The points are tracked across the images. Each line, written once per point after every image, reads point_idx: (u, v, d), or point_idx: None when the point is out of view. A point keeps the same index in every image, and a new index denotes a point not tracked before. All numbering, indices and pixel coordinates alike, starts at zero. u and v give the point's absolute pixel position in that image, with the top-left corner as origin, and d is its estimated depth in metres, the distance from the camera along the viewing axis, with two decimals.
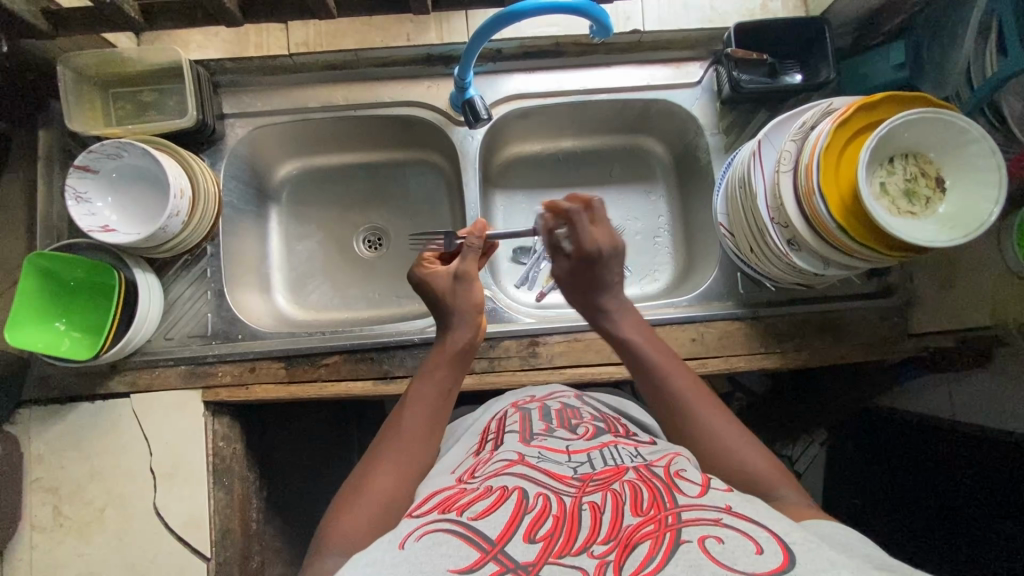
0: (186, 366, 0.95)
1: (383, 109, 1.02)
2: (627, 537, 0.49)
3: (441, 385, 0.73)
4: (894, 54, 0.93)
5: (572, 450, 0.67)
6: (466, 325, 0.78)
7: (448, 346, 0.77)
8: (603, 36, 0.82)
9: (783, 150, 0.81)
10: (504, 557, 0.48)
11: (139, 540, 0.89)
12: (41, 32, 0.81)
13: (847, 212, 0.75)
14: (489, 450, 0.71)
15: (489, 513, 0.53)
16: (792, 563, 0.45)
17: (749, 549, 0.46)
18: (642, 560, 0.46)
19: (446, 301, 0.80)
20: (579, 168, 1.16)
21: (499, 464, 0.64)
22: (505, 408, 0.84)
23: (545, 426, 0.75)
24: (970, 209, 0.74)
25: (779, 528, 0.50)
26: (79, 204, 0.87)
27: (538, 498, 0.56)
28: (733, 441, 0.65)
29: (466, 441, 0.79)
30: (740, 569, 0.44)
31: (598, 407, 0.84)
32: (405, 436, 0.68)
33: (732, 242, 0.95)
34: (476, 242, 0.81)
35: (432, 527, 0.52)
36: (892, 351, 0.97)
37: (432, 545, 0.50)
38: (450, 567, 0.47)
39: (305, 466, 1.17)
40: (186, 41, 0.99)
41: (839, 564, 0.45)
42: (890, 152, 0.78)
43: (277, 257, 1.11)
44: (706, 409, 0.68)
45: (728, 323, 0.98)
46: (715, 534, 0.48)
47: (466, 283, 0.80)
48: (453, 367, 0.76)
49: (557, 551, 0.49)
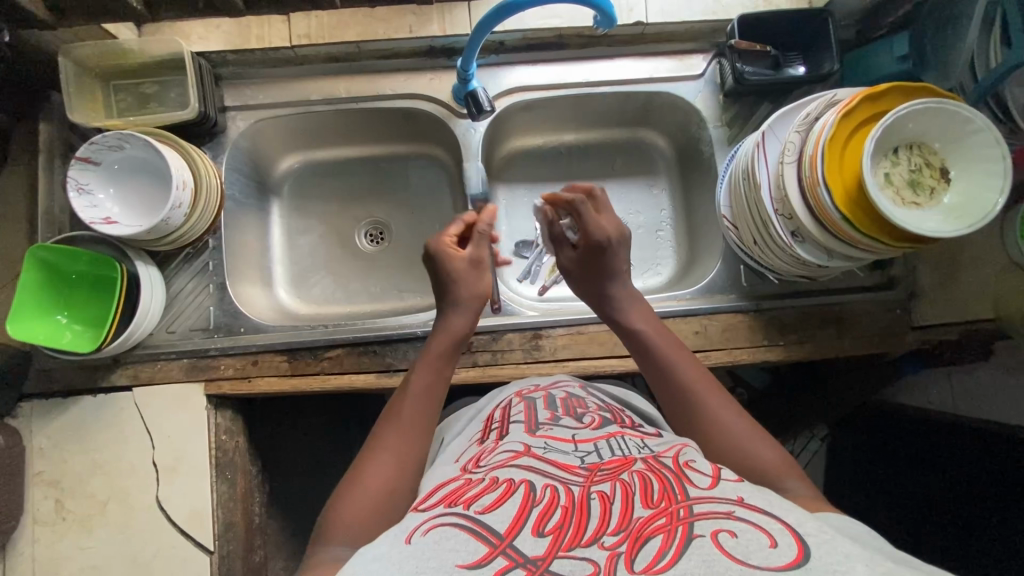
0: (188, 359, 0.95)
1: (385, 102, 1.02)
2: (638, 529, 0.49)
3: (438, 373, 0.73)
4: (897, 46, 0.93)
5: (579, 440, 0.68)
6: (463, 311, 0.78)
7: (446, 331, 0.76)
8: (607, 27, 0.81)
9: (787, 141, 0.82)
10: (512, 551, 0.48)
11: (141, 533, 0.89)
12: (42, 22, 0.80)
13: (852, 203, 0.75)
14: (494, 439, 0.71)
15: (496, 506, 0.53)
16: (808, 557, 0.45)
17: (763, 542, 0.46)
18: (655, 555, 0.46)
19: (447, 284, 0.78)
20: (580, 161, 1.16)
21: (505, 455, 0.64)
22: (509, 397, 0.84)
23: (551, 415, 0.75)
24: (975, 199, 0.74)
25: (793, 520, 0.50)
26: (80, 196, 0.86)
27: (546, 490, 0.56)
28: (739, 428, 0.65)
29: (469, 429, 0.79)
30: (754, 563, 0.44)
31: (603, 399, 0.84)
32: (406, 422, 0.68)
33: (735, 235, 0.95)
34: (487, 229, 0.80)
35: (438, 522, 0.52)
36: (895, 344, 0.97)
37: (439, 539, 0.49)
38: (459, 561, 0.47)
39: (306, 460, 1.17)
40: (187, 33, 0.97)
41: (853, 556, 0.45)
42: (895, 143, 0.78)
43: (279, 251, 1.11)
44: (712, 396, 0.68)
45: (731, 316, 0.98)
46: (727, 528, 0.48)
47: (478, 273, 0.79)
48: (449, 354, 0.75)
49: (566, 544, 0.48)
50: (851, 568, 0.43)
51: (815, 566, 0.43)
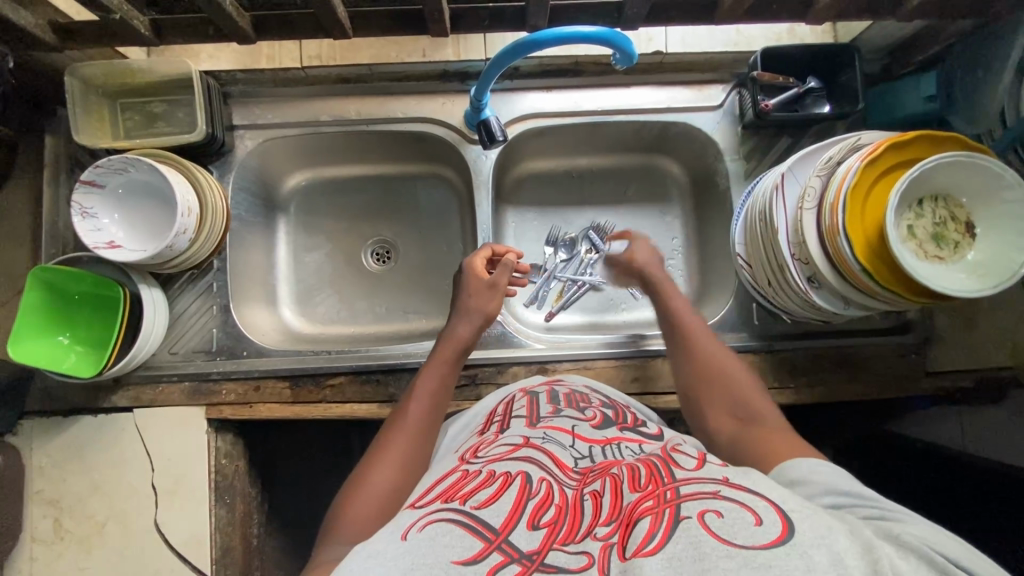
0: (191, 382, 0.94)
1: (397, 125, 1.00)
2: (628, 515, 0.49)
3: (444, 374, 0.80)
4: (924, 85, 0.90)
5: (579, 432, 0.67)
6: (468, 321, 0.86)
7: (452, 339, 0.84)
8: (627, 65, 0.78)
9: (808, 185, 0.79)
10: (507, 547, 0.47)
11: (139, 556, 0.89)
12: (48, 45, 0.80)
13: (870, 252, 0.73)
14: (493, 432, 0.70)
15: (492, 502, 0.52)
16: (792, 533, 0.44)
17: (749, 520, 0.46)
18: (644, 536, 0.45)
19: (461, 298, 0.88)
20: (593, 187, 1.14)
21: (502, 449, 0.63)
22: (514, 392, 0.82)
23: (552, 407, 0.74)
24: (1000, 258, 0.71)
25: (777, 496, 0.49)
26: (84, 220, 0.85)
27: (542, 482, 0.55)
28: (734, 372, 0.76)
29: (471, 424, 0.78)
30: (739, 542, 0.43)
31: (606, 395, 0.82)
32: (411, 421, 0.73)
33: (749, 274, 0.92)
34: (512, 261, 0.89)
35: (433, 518, 0.51)
36: (906, 390, 0.95)
37: (434, 536, 0.48)
38: (454, 558, 0.45)
39: (305, 485, 1.16)
40: (196, 53, 1.01)
41: (837, 529, 0.45)
42: (920, 194, 0.75)
43: (285, 268, 1.09)
44: (710, 351, 0.79)
45: (743, 357, 0.96)
46: (714, 508, 0.48)
47: (490, 294, 0.88)
48: (455, 357, 0.83)
49: (561, 538, 0.48)
50: (834, 541, 0.44)
51: (800, 542, 0.43)
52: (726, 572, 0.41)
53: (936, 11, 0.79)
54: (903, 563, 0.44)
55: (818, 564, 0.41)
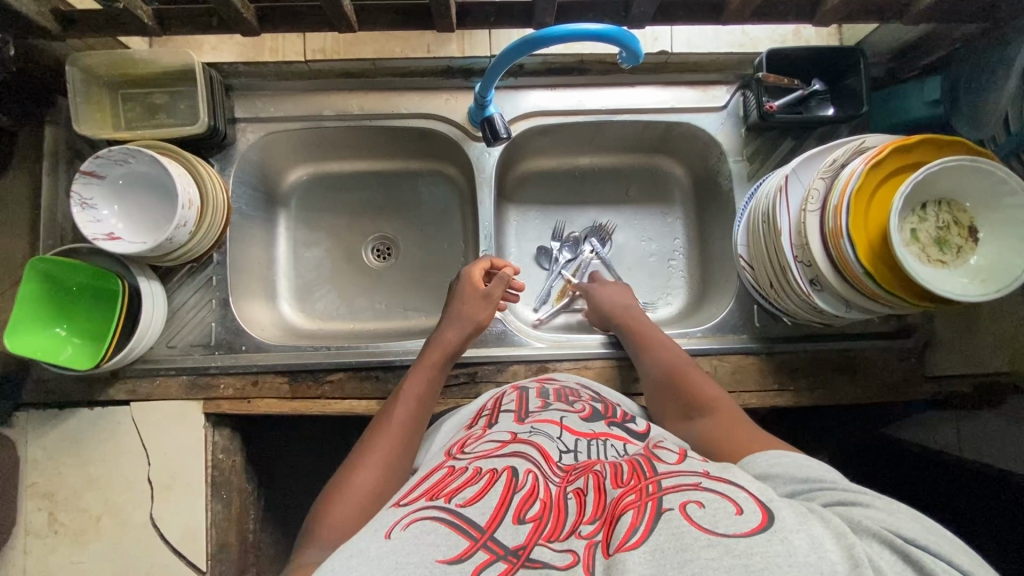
0: (188, 376, 0.94)
1: (400, 121, 1.00)
2: (612, 512, 0.49)
3: (431, 377, 0.81)
4: (928, 91, 0.90)
5: (568, 424, 0.67)
6: (458, 327, 0.86)
7: (440, 344, 0.85)
8: (633, 63, 0.78)
9: (811, 187, 0.79)
10: (493, 544, 0.46)
11: (133, 551, 0.88)
12: (50, 33, 0.79)
13: (873, 255, 0.73)
14: (482, 427, 0.70)
15: (478, 499, 0.51)
16: (772, 519, 0.45)
17: (730, 510, 0.46)
18: (626, 531, 0.45)
19: (452, 304, 0.89)
20: (595, 186, 1.13)
21: (490, 445, 0.62)
22: (505, 388, 0.82)
23: (542, 402, 0.74)
24: (1005, 260, 0.71)
25: (757, 489, 0.50)
26: (84, 211, 0.84)
27: (527, 475, 0.55)
28: (700, 382, 0.79)
29: (462, 418, 0.78)
30: (721, 531, 0.44)
31: (596, 393, 0.82)
32: (394, 424, 0.74)
33: (751, 276, 0.92)
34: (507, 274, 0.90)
35: (418, 516, 0.50)
36: (905, 394, 0.95)
37: (419, 535, 0.47)
38: (439, 557, 0.45)
39: (302, 481, 1.15)
40: (200, 44, 1.02)
41: (815, 518, 0.46)
42: (924, 197, 0.75)
43: (284, 263, 1.09)
44: (675, 366, 0.83)
45: (742, 357, 0.96)
46: (696, 499, 0.48)
47: (483, 304, 0.88)
48: (442, 362, 0.84)
49: (546, 534, 0.48)
50: (813, 529, 0.44)
51: (779, 528, 0.44)
52: (708, 563, 0.41)
53: (942, 14, 0.79)
54: (872, 551, 0.44)
55: (798, 548, 0.42)
